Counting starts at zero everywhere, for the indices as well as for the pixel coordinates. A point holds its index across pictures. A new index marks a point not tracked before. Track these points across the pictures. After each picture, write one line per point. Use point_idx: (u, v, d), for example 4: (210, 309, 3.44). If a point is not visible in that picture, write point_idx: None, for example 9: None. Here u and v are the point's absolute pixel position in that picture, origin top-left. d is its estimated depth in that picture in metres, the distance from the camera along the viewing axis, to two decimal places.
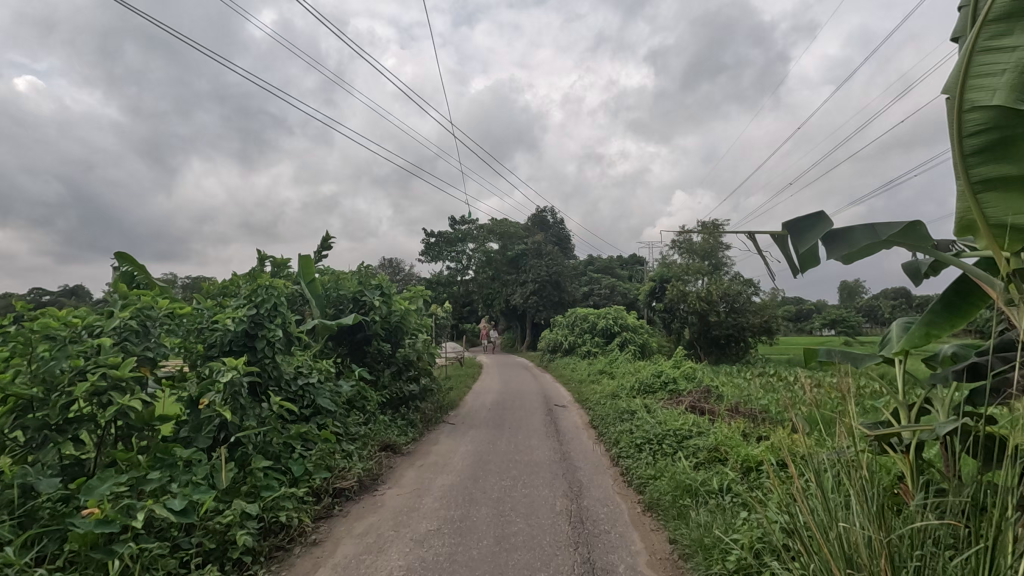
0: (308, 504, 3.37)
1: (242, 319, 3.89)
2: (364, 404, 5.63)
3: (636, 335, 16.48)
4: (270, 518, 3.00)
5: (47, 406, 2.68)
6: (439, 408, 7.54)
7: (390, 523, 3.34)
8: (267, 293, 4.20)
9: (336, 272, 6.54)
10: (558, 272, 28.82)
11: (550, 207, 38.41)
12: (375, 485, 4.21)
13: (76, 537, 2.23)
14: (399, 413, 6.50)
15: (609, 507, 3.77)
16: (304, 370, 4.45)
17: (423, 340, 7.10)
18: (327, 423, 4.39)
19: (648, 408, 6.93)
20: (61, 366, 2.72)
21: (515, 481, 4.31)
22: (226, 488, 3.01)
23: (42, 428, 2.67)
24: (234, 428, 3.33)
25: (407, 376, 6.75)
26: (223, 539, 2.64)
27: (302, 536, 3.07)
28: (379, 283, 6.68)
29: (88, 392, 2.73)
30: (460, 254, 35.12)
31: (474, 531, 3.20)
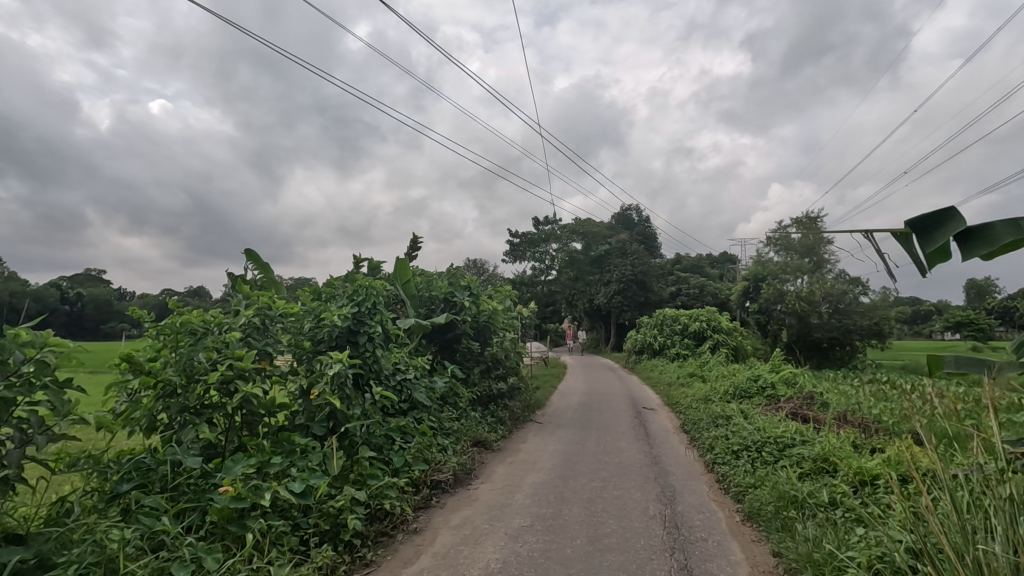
0: (409, 494, 3.55)
1: (347, 316, 4.17)
2: (456, 401, 5.84)
3: (728, 337, 15.72)
4: (376, 505, 3.19)
5: (189, 392, 3.04)
6: (527, 407, 7.64)
7: (485, 517, 3.43)
8: (368, 292, 4.48)
9: (428, 273, 6.82)
10: (644, 271, 28.10)
11: (636, 206, 37.65)
12: (468, 479, 4.36)
13: (215, 510, 2.51)
14: (489, 410, 6.67)
15: (706, 515, 3.65)
16: (402, 366, 4.68)
17: (511, 339, 7.22)
18: (423, 417, 4.61)
19: (744, 414, 6.60)
20: (198, 357, 3.08)
21: (606, 482, 4.27)
22: (337, 474, 3.24)
23: (184, 411, 3.03)
24: (342, 417, 3.58)
25: (496, 374, 6.91)
26: (336, 522, 2.84)
27: (404, 524, 3.25)
28: (468, 284, 6.89)
29: (218, 380, 3.07)
30: (544, 254, 35.31)
31: (567, 530, 3.22)
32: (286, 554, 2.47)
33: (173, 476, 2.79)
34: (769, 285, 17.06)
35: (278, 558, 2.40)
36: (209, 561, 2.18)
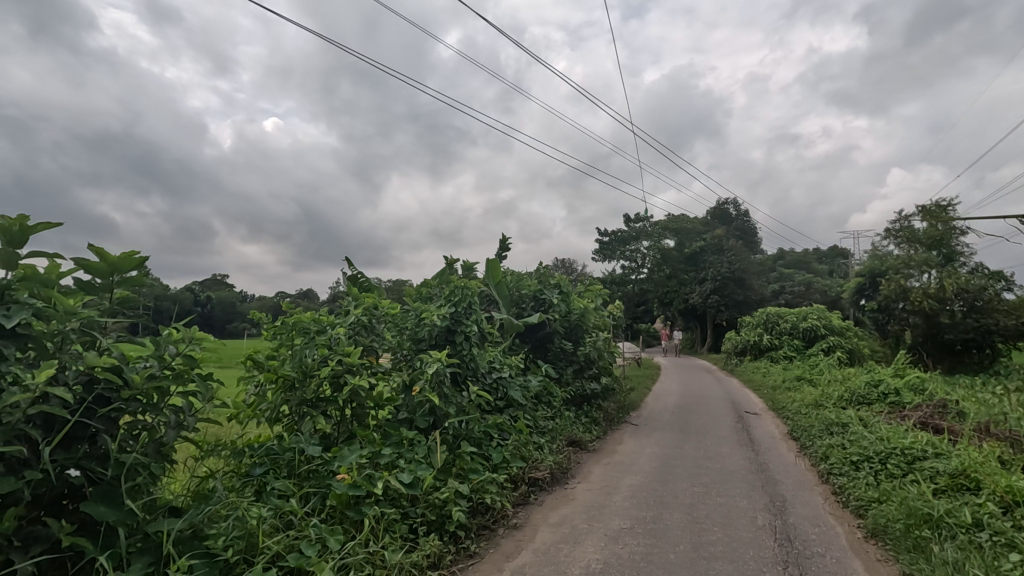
0: (508, 490, 3.62)
1: (445, 315, 4.31)
2: (550, 400, 5.85)
3: (841, 338, 14.46)
4: (477, 499, 3.29)
5: (306, 385, 3.30)
6: (621, 408, 7.51)
7: (583, 517, 3.43)
8: (463, 293, 4.62)
9: (519, 273, 6.91)
10: (743, 268, 26.58)
11: (732, 200, 35.74)
12: (565, 478, 4.37)
13: (334, 495, 2.72)
14: (583, 410, 6.63)
15: (822, 528, 3.39)
16: (497, 365, 4.78)
17: (604, 339, 7.14)
18: (519, 415, 4.68)
19: (863, 422, 6.06)
20: (312, 354, 3.34)
21: (709, 488, 4.10)
22: (441, 467, 3.37)
23: (302, 403, 3.30)
24: (442, 413, 3.71)
25: (589, 374, 6.86)
26: (441, 512, 2.96)
27: (504, 519, 3.33)
28: (559, 283, 6.93)
29: (330, 375, 3.30)
30: (634, 252, 34.47)
31: (669, 535, 3.14)
32: (397, 540, 2.62)
33: (296, 462, 3.06)
34: (889, 281, 15.51)
35: (391, 544, 2.55)
36: (332, 542, 2.36)
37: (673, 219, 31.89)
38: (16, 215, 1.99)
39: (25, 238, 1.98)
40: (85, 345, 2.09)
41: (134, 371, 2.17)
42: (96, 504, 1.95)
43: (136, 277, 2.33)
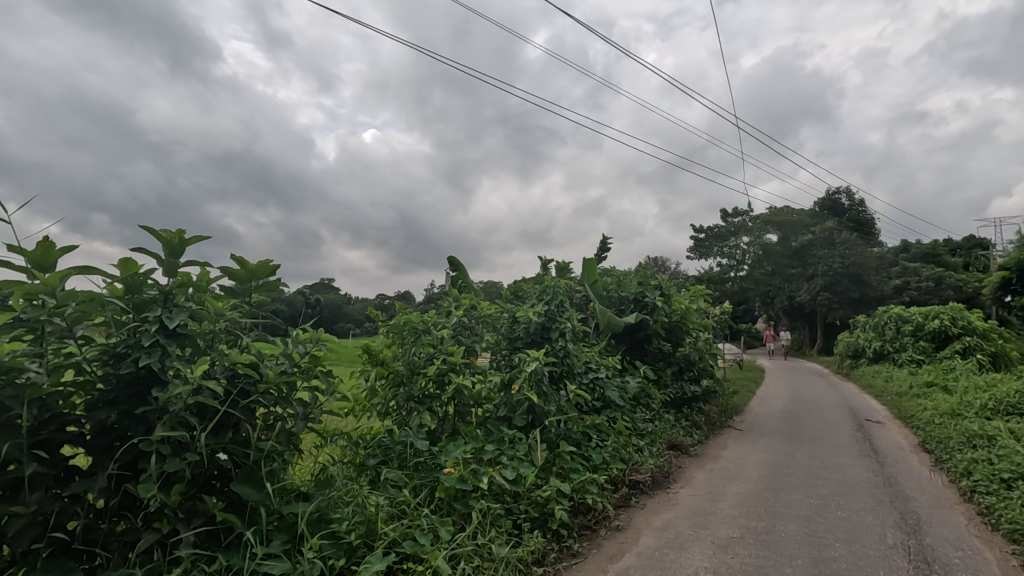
0: (609, 492, 3.59)
1: (541, 314, 4.34)
2: (649, 401, 5.70)
3: (982, 340, 12.80)
4: (578, 499, 3.28)
5: (413, 382, 3.49)
6: (724, 411, 7.16)
7: (688, 523, 3.32)
8: (557, 291, 4.63)
9: (617, 274, 6.82)
10: (859, 263, 24.31)
11: (845, 189, 32.85)
12: (667, 482, 4.26)
13: (443, 488, 2.85)
14: (683, 413, 6.41)
15: (966, 552, 3.02)
16: (593, 365, 4.75)
17: (705, 340, 6.85)
18: (617, 416, 4.61)
19: (1015, 435, 5.33)
20: (419, 353, 3.51)
21: (827, 501, 3.81)
22: (542, 466, 3.40)
23: (409, 399, 3.48)
24: (541, 412, 3.74)
25: (689, 376, 6.62)
26: (544, 510, 3.00)
27: (606, 520, 3.30)
28: (659, 284, 6.70)
29: (435, 373, 3.45)
30: (733, 248, 32.69)
31: (784, 548, 2.96)
32: (503, 534, 2.69)
33: (406, 454, 3.24)
34: None
35: (497, 538, 2.61)
36: (443, 532, 2.47)
37: (777, 212, 29.87)
38: (174, 230, 2.26)
39: (184, 249, 2.25)
40: (229, 343, 2.34)
41: (268, 367, 2.40)
42: (242, 484, 2.18)
43: (270, 282, 2.58)
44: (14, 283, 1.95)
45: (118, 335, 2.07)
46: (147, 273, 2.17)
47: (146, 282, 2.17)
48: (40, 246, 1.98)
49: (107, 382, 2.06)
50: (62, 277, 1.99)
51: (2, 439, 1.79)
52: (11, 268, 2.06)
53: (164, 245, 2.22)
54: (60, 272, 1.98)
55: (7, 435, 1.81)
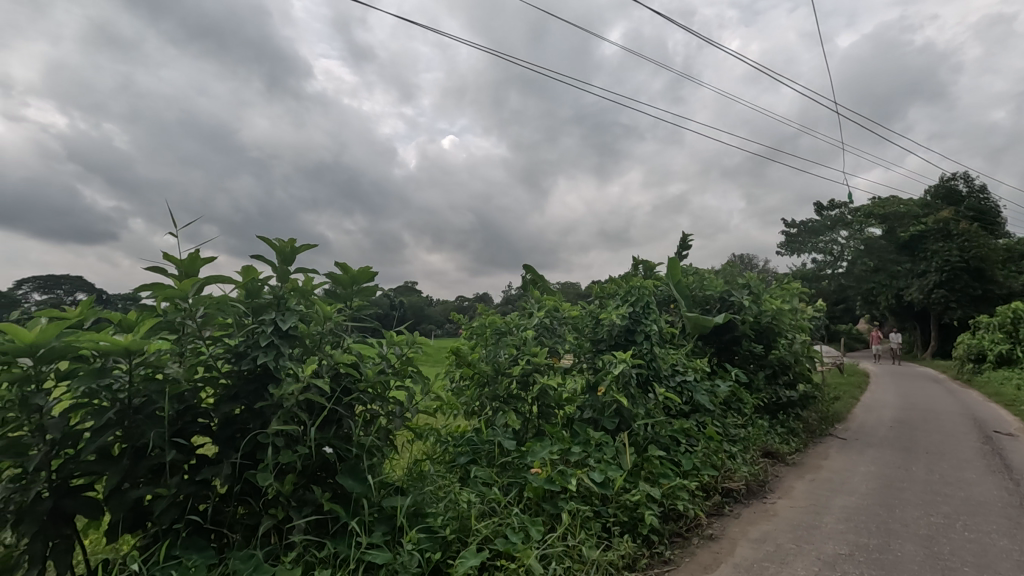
0: (701, 499, 3.46)
1: (626, 316, 4.27)
2: (741, 406, 5.43)
3: None
4: (669, 505, 3.19)
5: (498, 382, 3.54)
6: (824, 418, 6.68)
7: (789, 536, 3.14)
8: (641, 292, 4.53)
9: (703, 272, 6.56)
10: (982, 256, 21.81)
11: (963, 174, 29.60)
12: (763, 492, 4.04)
13: (532, 487, 2.89)
14: (778, 419, 6.06)
15: None
16: (681, 368, 4.60)
17: (801, 342, 6.44)
18: (707, 421, 4.43)
19: None
20: (504, 354, 3.56)
21: (952, 520, 3.45)
22: (631, 470, 3.34)
23: (494, 399, 3.54)
24: (628, 415, 3.68)
25: (784, 381, 6.24)
26: (633, 515, 2.94)
27: (698, 529, 3.19)
28: (748, 283, 6.44)
29: (520, 373, 3.49)
30: (831, 243, 30.43)
31: (902, 569, 2.71)
32: (593, 537, 2.67)
33: (494, 454, 3.30)
34: None
35: (587, 540, 2.61)
36: (534, 531, 2.50)
37: (882, 202, 27.43)
38: (287, 239, 2.45)
39: (295, 257, 2.44)
40: (333, 344, 2.50)
41: (367, 367, 2.54)
42: (346, 476, 2.33)
43: (368, 286, 2.74)
44: (157, 289, 2.20)
45: (239, 336, 2.28)
46: (263, 279, 2.37)
47: (263, 287, 2.37)
48: (184, 255, 2.23)
49: (230, 378, 2.27)
50: (195, 283, 2.23)
51: (147, 428, 2.03)
52: (153, 275, 2.33)
53: (278, 253, 2.42)
54: (194, 278, 2.21)
55: (152, 424, 2.04)
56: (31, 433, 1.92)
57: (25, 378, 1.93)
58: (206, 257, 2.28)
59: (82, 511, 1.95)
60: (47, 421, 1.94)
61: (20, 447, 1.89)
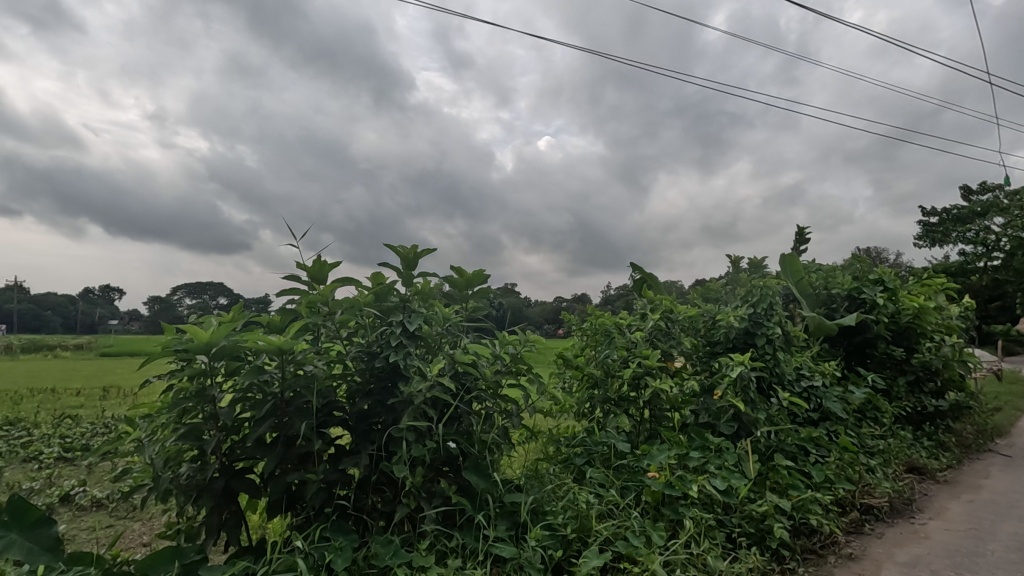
0: (837, 515, 3.19)
1: (744, 317, 4.04)
2: (878, 416, 4.93)
3: None
4: (800, 519, 2.98)
5: (608, 384, 3.50)
6: (982, 432, 5.88)
7: (946, 563, 2.80)
8: (763, 292, 4.25)
9: (828, 269, 6.03)
10: None
11: None
12: (909, 511, 3.64)
13: (650, 492, 2.83)
14: (923, 431, 5.42)
15: None
16: (807, 372, 4.26)
17: (951, 345, 5.69)
18: (839, 430, 4.06)
19: None
20: (614, 356, 3.52)
21: None
22: (755, 479, 3.15)
23: (604, 401, 3.51)
24: (749, 420, 3.48)
25: (930, 388, 5.57)
26: (761, 527, 2.79)
27: (835, 546, 2.95)
28: (881, 278, 5.78)
29: (631, 376, 3.42)
30: (983, 232, 26.62)
31: None
32: (717, 547, 2.57)
33: (609, 456, 3.28)
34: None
35: (712, 550, 2.51)
36: (656, 536, 2.45)
37: None
38: (410, 245, 2.60)
39: (417, 262, 2.58)
40: (453, 344, 2.63)
41: (485, 367, 2.63)
42: (470, 472, 2.44)
43: (483, 288, 2.84)
44: (301, 294, 2.44)
45: (371, 336, 2.46)
46: (390, 283, 2.54)
47: (389, 290, 2.55)
48: (316, 261, 2.44)
49: (363, 376, 2.46)
50: (331, 287, 2.44)
51: (296, 419, 2.25)
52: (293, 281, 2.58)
53: (402, 259, 2.58)
54: (329, 283, 2.42)
55: (300, 416, 2.27)
56: (206, 420, 2.22)
57: (201, 373, 2.23)
58: (334, 263, 2.47)
59: (247, 491, 2.22)
60: (218, 410, 2.23)
61: (197, 432, 2.19)
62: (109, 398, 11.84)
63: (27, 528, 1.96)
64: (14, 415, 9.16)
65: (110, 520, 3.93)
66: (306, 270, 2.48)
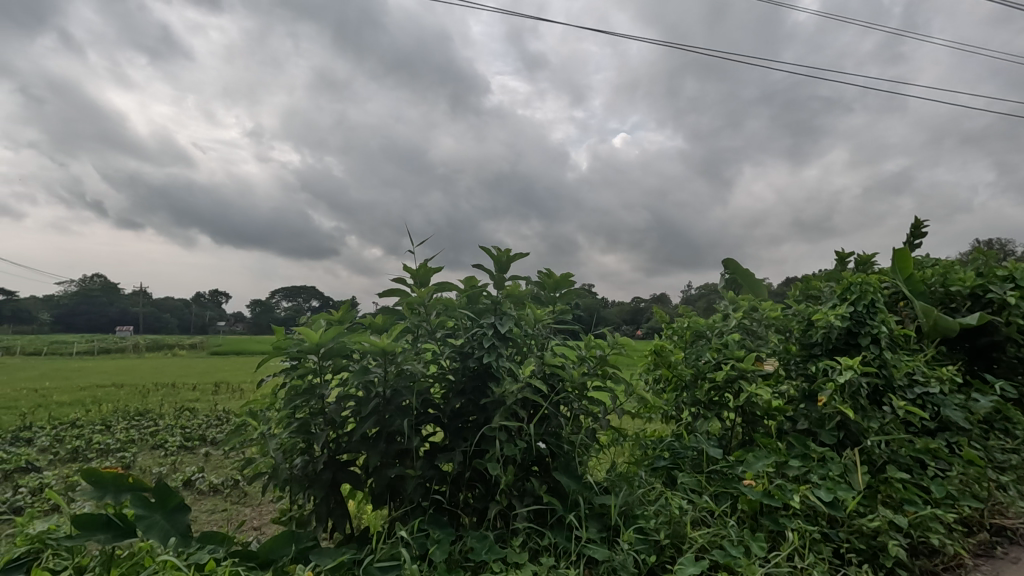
0: (962, 535, 2.90)
1: (849, 317, 3.75)
2: (1009, 427, 4.41)
3: None
4: (918, 537, 2.75)
5: (698, 387, 3.39)
6: None
7: None
8: (863, 287, 3.90)
9: (945, 264, 5.47)
10: None
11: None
12: None
13: (747, 500, 2.71)
14: None
15: None
16: (924, 376, 3.89)
17: None
18: (962, 442, 3.68)
19: None
20: (704, 357, 3.39)
21: None
22: (864, 492, 2.92)
23: (695, 404, 3.40)
24: (857, 428, 3.24)
25: None
26: (873, 544, 2.60)
27: (961, 569, 2.69)
28: (1011, 274, 5.17)
29: (724, 379, 3.28)
30: None
31: None
32: (824, 563, 2.42)
33: (701, 461, 3.18)
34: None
35: (818, 565, 2.37)
36: (756, 547, 2.34)
37: None
38: (503, 248, 2.67)
39: (510, 265, 2.64)
40: (542, 346, 2.66)
41: (573, 369, 2.64)
42: (561, 473, 2.46)
43: (573, 290, 2.85)
44: (402, 296, 2.58)
45: (464, 337, 2.54)
46: (483, 286, 2.62)
47: (482, 292, 2.63)
48: (419, 265, 2.56)
49: (456, 375, 2.54)
50: (429, 290, 2.55)
51: (397, 416, 2.38)
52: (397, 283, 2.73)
53: (495, 261, 2.64)
54: (429, 286, 2.53)
55: (400, 413, 2.39)
56: (315, 415, 2.39)
57: (312, 371, 2.41)
58: (436, 266, 2.58)
59: (352, 482, 2.37)
60: (326, 406, 2.40)
61: (308, 426, 2.37)
62: (221, 393, 13.00)
63: (169, 511, 2.18)
64: (143, 406, 10.27)
65: (226, 504, 4.33)
66: (408, 273, 2.60)
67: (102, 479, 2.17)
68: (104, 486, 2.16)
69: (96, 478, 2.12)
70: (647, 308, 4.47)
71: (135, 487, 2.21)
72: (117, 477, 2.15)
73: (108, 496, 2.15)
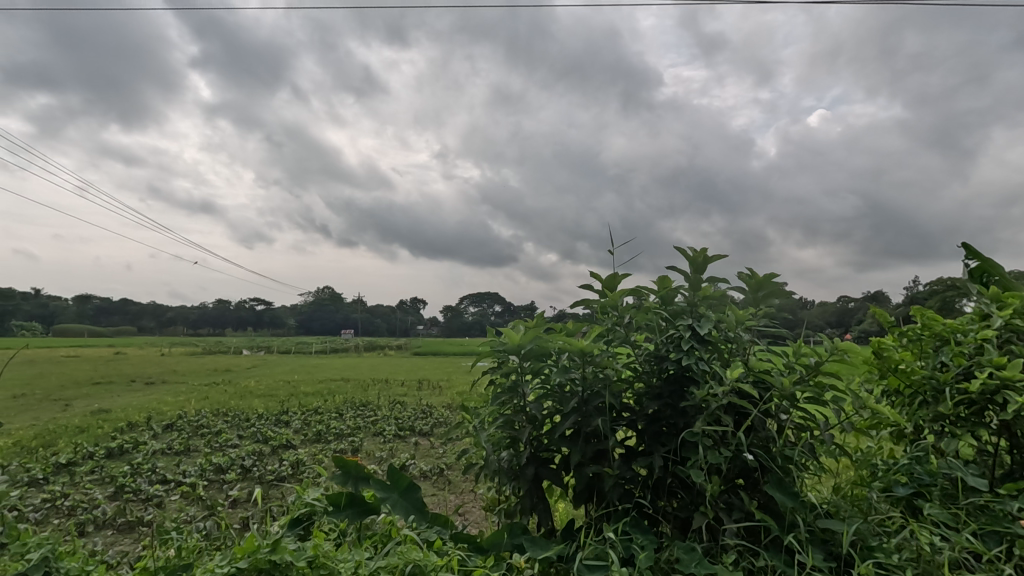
0: None
1: None
2: None
3: None
4: None
5: (941, 400, 2.83)
6: None
7: None
8: None
9: None
10: None
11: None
12: None
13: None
14: None
15: None
16: None
17: None
18: None
19: None
20: (948, 364, 2.82)
21: None
22: None
23: (939, 420, 2.84)
24: None
25: None
26: None
27: None
28: None
29: (980, 391, 2.68)
30: None
31: None
32: None
33: (955, 492, 2.63)
34: None
35: None
36: None
37: None
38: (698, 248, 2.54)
39: (707, 265, 2.51)
40: (745, 351, 2.47)
41: (783, 376, 2.41)
42: (774, 488, 2.25)
43: (778, 290, 2.60)
44: (594, 301, 2.61)
45: (659, 340, 2.48)
46: (677, 288, 2.53)
47: (677, 295, 2.55)
48: (608, 273, 2.57)
49: (653, 379, 2.49)
50: (621, 294, 2.54)
51: (595, 416, 2.40)
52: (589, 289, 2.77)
53: (690, 262, 2.53)
54: (621, 290, 2.52)
55: (598, 414, 2.40)
56: (518, 412, 2.53)
57: (514, 370, 2.56)
58: (625, 272, 2.57)
59: (554, 479, 2.46)
60: (528, 405, 2.53)
61: (512, 421, 2.53)
62: (425, 390, 14.57)
63: (404, 490, 2.52)
64: (365, 399, 11.99)
65: (434, 490, 4.86)
66: (599, 279, 2.63)
67: (347, 466, 2.55)
68: (349, 472, 2.53)
69: (342, 465, 2.50)
70: (865, 308, 3.86)
71: (365, 473, 2.56)
72: (358, 466, 2.51)
73: (353, 481, 2.52)
